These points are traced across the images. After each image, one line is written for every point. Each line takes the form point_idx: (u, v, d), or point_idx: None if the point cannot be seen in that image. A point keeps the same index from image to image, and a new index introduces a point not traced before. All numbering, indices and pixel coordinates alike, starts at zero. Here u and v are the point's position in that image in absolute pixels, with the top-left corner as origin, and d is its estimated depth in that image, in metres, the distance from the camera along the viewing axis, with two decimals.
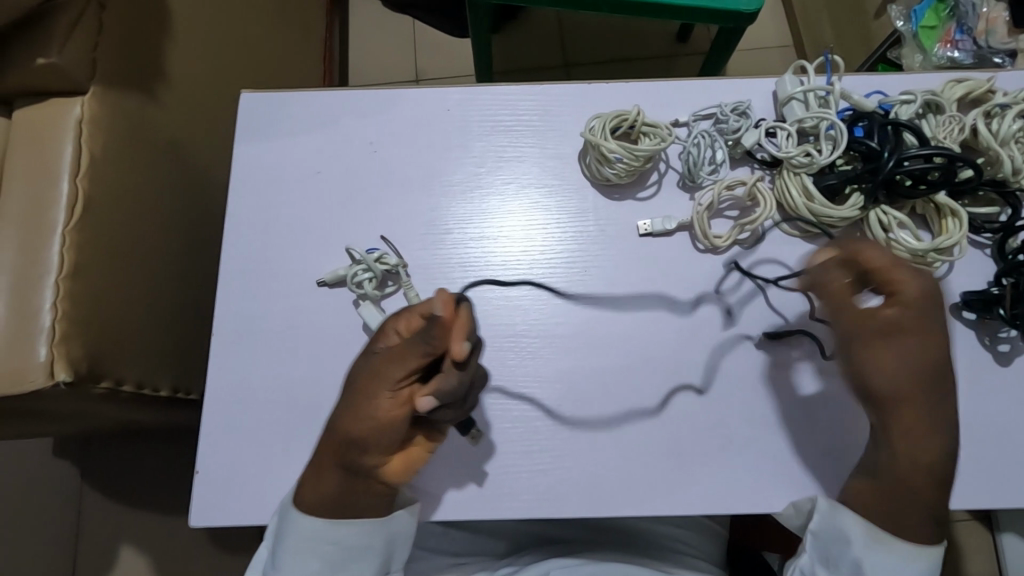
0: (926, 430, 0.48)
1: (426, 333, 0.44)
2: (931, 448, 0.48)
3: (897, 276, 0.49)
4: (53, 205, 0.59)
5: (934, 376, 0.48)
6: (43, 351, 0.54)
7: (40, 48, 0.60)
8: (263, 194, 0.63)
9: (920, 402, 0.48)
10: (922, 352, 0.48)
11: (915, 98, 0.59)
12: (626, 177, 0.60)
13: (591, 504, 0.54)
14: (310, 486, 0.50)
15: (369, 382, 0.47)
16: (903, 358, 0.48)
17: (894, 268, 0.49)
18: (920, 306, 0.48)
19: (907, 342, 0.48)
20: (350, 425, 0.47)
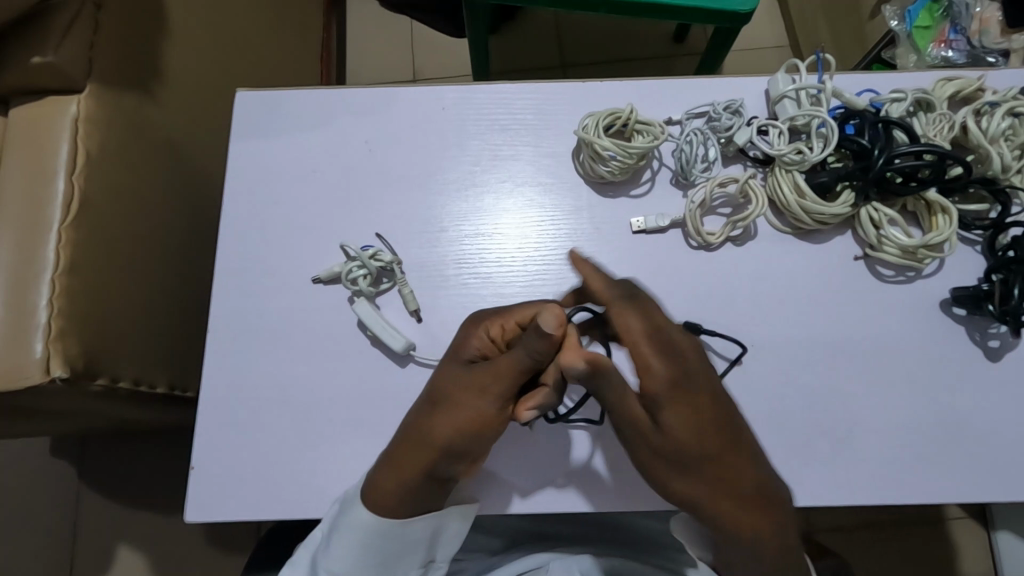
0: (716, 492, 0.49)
1: (532, 344, 0.47)
2: (739, 508, 0.49)
3: (659, 350, 0.49)
4: (50, 203, 0.59)
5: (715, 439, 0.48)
6: (39, 348, 0.55)
7: (36, 46, 0.60)
8: (259, 192, 0.63)
9: (720, 467, 0.49)
10: (695, 427, 0.48)
11: (904, 97, 0.60)
12: (619, 174, 0.61)
13: (585, 499, 0.55)
14: (384, 495, 0.50)
15: (469, 395, 0.49)
16: (693, 432, 0.48)
17: (647, 338, 0.49)
18: (677, 379, 0.48)
19: (671, 417, 0.48)
20: (449, 429, 0.49)
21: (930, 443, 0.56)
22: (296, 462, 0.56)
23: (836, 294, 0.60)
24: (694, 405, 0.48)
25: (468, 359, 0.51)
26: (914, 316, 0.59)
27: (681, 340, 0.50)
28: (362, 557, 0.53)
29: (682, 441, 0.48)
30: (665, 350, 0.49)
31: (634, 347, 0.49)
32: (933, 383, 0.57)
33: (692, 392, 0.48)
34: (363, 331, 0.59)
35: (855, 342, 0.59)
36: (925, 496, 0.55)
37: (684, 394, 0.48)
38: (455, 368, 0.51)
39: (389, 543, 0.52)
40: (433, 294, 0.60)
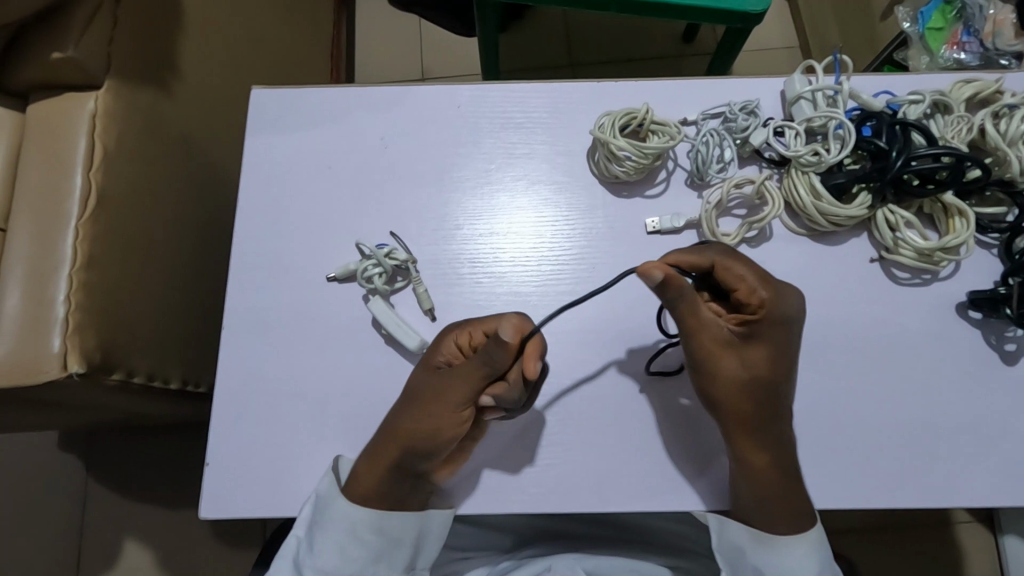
0: (777, 426, 0.52)
1: (492, 353, 0.49)
2: (784, 444, 0.52)
3: (772, 292, 0.51)
4: (67, 198, 0.59)
5: (788, 374, 0.52)
6: (57, 342, 0.55)
7: (56, 41, 0.60)
8: (274, 188, 0.63)
9: (783, 405, 0.52)
10: (784, 362, 0.52)
11: (923, 98, 0.60)
12: (635, 174, 0.61)
13: (598, 498, 0.55)
14: (363, 483, 0.53)
15: (428, 401, 0.51)
16: (780, 365, 0.52)
17: (767, 281, 0.51)
18: (785, 319, 0.51)
19: (762, 352, 0.51)
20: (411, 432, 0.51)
21: (944, 446, 0.56)
22: (310, 458, 0.56)
23: (851, 296, 0.60)
24: (790, 345, 0.52)
25: (435, 364, 0.53)
26: (929, 319, 0.59)
27: (788, 288, 0.52)
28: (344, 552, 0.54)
29: (779, 371, 0.52)
30: (789, 296, 0.52)
31: (751, 287, 0.51)
32: (948, 386, 0.57)
33: (790, 334, 0.52)
34: (377, 329, 0.59)
35: (869, 344, 0.58)
36: (938, 498, 0.55)
37: (786, 334, 0.52)
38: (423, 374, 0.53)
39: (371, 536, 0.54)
40: (448, 291, 0.60)
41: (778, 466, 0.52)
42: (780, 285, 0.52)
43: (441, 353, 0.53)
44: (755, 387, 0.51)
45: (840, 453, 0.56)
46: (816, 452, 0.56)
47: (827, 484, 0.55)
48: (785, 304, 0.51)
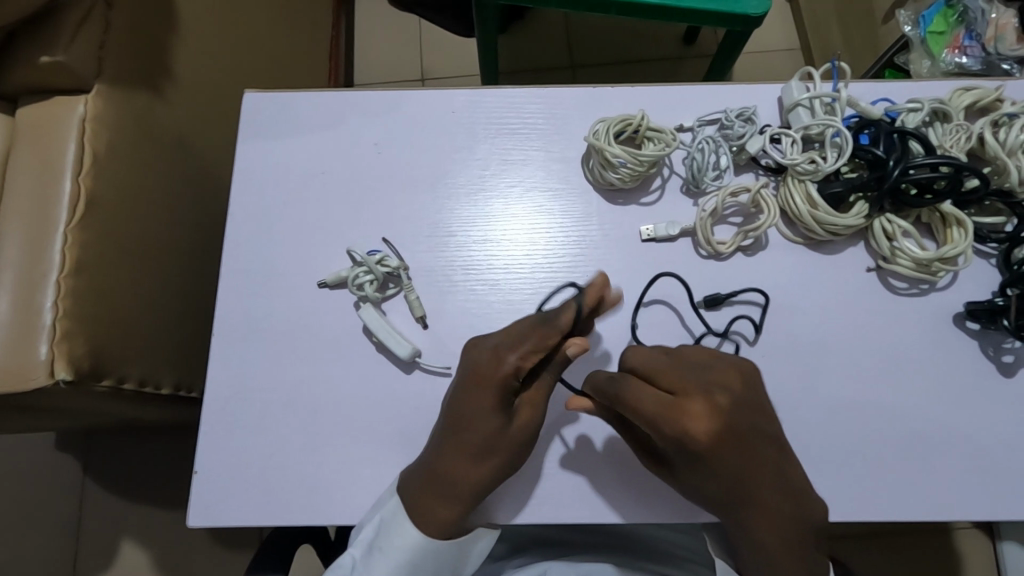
0: (783, 509, 0.49)
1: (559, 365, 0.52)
2: (796, 523, 0.49)
3: (675, 422, 0.47)
4: (57, 203, 0.59)
5: (758, 468, 0.49)
6: (44, 350, 0.54)
7: (45, 45, 0.60)
8: (267, 194, 0.63)
9: (770, 493, 0.49)
10: (738, 471, 0.49)
11: (921, 106, 0.59)
12: (629, 181, 0.60)
13: (591, 509, 0.54)
14: (431, 522, 0.52)
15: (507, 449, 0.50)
16: (737, 474, 0.49)
17: (670, 408, 0.48)
18: (704, 444, 0.48)
19: (711, 471, 0.49)
20: (450, 478, 0.50)
21: (941, 456, 0.55)
22: (300, 466, 0.56)
23: (848, 306, 0.59)
24: (739, 449, 0.48)
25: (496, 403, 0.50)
26: (927, 329, 0.59)
27: (706, 403, 0.48)
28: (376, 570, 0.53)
29: (740, 479, 0.49)
30: (712, 409, 0.48)
31: (649, 420, 0.48)
32: (946, 397, 0.57)
33: (735, 443, 0.48)
34: (368, 337, 0.59)
35: (866, 354, 0.58)
36: (936, 511, 0.54)
37: (734, 448, 0.48)
38: (492, 415, 0.50)
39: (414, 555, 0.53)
40: (440, 299, 0.60)
41: (788, 549, 0.49)
42: (692, 402, 0.48)
43: (497, 388, 0.50)
44: (713, 493, 0.50)
45: (836, 465, 0.55)
46: (811, 463, 0.55)
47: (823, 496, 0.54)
48: (694, 432, 0.47)
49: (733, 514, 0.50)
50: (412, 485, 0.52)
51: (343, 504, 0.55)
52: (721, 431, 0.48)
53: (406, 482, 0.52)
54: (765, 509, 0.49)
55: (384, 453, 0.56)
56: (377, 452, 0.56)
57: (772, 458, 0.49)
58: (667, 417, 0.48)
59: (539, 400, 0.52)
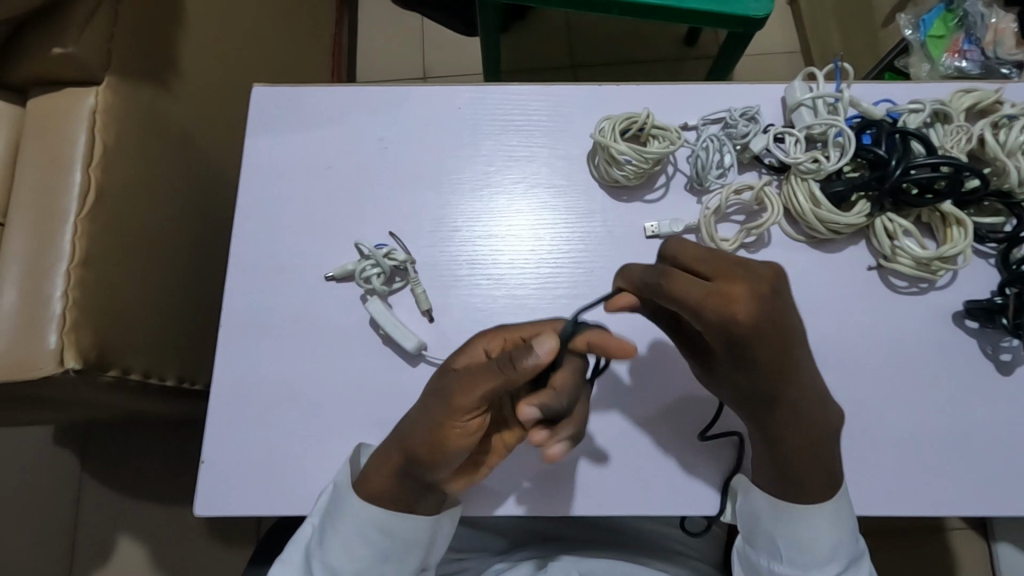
0: (810, 382, 0.49)
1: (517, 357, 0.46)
2: (814, 387, 0.49)
3: (719, 312, 0.44)
4: (65, 193, 0.59)
5: (794, 363, 0.47)
6: (53, 339, 0.55)
7: (55, 37, 0.60)
8: (273, 187, 0.63)
9: (790, 412, 0.49)
10: (776, 361, 0.46)
11: (923, 107, 0.60)
12: (634, 178, 0.61)
13: (594, 501, 0.55)
14: (380, 484, 0.51)
15: (439, 414, 0.47)
16: (772, 362, 0.46)
17: (712, 300, 0.44)
18: (751, 328, 0.44)
19: (762, 353, 0.46)
20: (410, 440, 0.48)
21: (942, 453, 0.56)
22: (306, 457, 0.56)
23: (850, 305, 0.60)
24: (779, 335, 0.45)
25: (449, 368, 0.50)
26: (927, 328, 0.59)
27: (748, 286, 0.44)
28: (356, 549, 0.52)
29: (771, 383, 0.48)
30: (752, 293, 0.44)
31: (688, 309, 0.45)
32: (946, 395, 0.57)
33: (781, 329, 0.45)
34: (375, 329, 0.59)
35: (867, 352, 0.59)
36: (936, 507, 0.55)
37: (776, 335, 0.45)
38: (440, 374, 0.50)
39: (388, 541, 0.52)
40: (445, 293, 0.60)
41: (811, 453, 0.50)
42: (733, 284, 0.44)
43: (466, 356, 0.50)
44: (748, 381, 0.48)
45: None
46: None
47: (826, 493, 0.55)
48: (736, 318, 0.44)
49: (761, 412, 0.50)
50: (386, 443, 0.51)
51: None
52: (772, 306, 0.44)
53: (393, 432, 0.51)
54: (788, 439, 0.50)
55: None
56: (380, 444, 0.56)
57: (802, 339, 0.47)
58: (708, 304, 0.44)
59: (477, 386, 0.46)
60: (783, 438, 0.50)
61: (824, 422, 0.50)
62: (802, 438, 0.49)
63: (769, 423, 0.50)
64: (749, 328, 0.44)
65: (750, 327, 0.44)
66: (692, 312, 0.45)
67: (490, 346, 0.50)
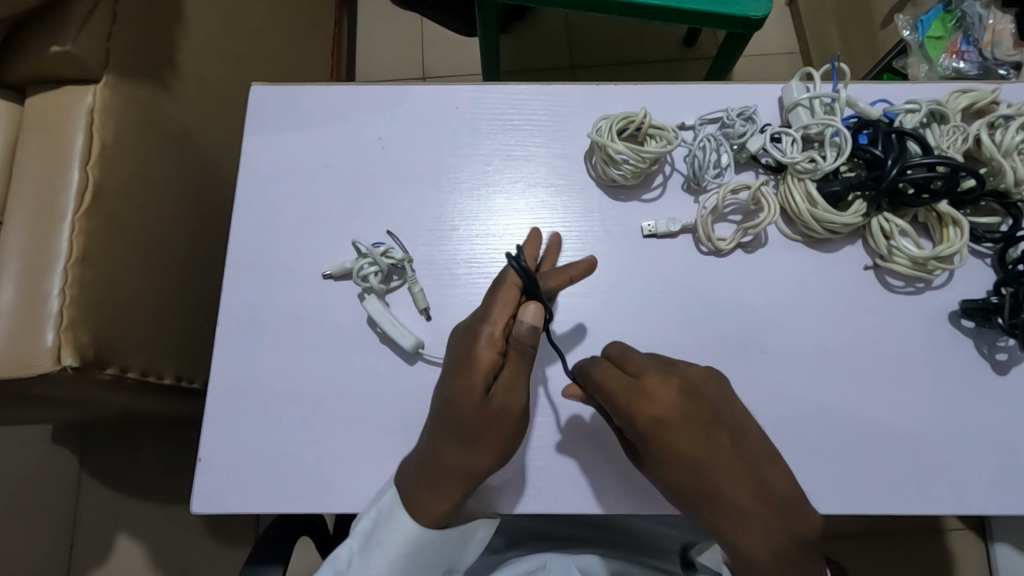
0: (755, 483, 0.46)
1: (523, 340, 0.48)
2: (777, 480, 0.47)
3: (629, 401, 0.48)
4: (64, 192, 0.59)
5: (733, 467, 0.46)
6: (50, 337, 0.55)
7: (53, 34, 0.60)
8: (271, 186, 0.63)
9: (734, 523, 0.46)
10: (703, 458, 0.46)
11: (919, 107, 0.60)
12: (631, 178, 0.61)
13: (590, 499, 0.55)
14: (429, 513, 0.51)
15: (497, 425, 0.48)
16: (700, 455, 0.46)
17: (625, 386, 0.48)
18: (658, 415, 0.47)
19: (682, 444, 0.47)
20: (468, 463, 0.49)
21: (938, 452, 0.56)
22: (303, 456, 0.56)
23: (846, 304, 0.60)
24: (695, 425, 0.47)
25: (478, 388, 0.48)
26: (924, 327, 0.59)
27: (661, 380, 0.48)
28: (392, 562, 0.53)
29: (706, 489, 0.46)
30: (675, 387, 0.48)
31: (607, 397, 0.49)
32: (942, 394, 0.58)
33: (699, 420, 0.47)
34: (372, 328, 0.59)
35: (863, 352, 0.59)
36: (932, 506, 0.55)
37: (701, 424, 0.47)
38: (471, 399, 0.48)
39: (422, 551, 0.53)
40: (443, 292, 0.60)
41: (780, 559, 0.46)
42: (648, 379, 0.48)
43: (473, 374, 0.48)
44: (679, 483, 0.47)
45: (832, 460, 0.56)
46: (808, 458, 0.56)
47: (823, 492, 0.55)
48: (645, 406, 0.47)
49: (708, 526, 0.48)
50: (417, 471, 0.51)
51: (345, 493, 0.55)
52: (688, 396, 0.48)
53: (427, 462, 0.50)
54: (753, 551, 0.46)
55: (385, 444, 0.56)
56: (376, 442, 0.56)
57: (747, 443, 0.48)
58: (619, 392, 0.48)
59: (517, 382, 0.49)
60: (743, 547, 0.46)
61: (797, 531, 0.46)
62: (759, 543, 0.46)
63: (722, 532, 0.47)
64: (662, 414, 0.47)
65: (662, 414, 0.47)
66: (606, 400, 0.49)
67: (495, 337, 0.48)
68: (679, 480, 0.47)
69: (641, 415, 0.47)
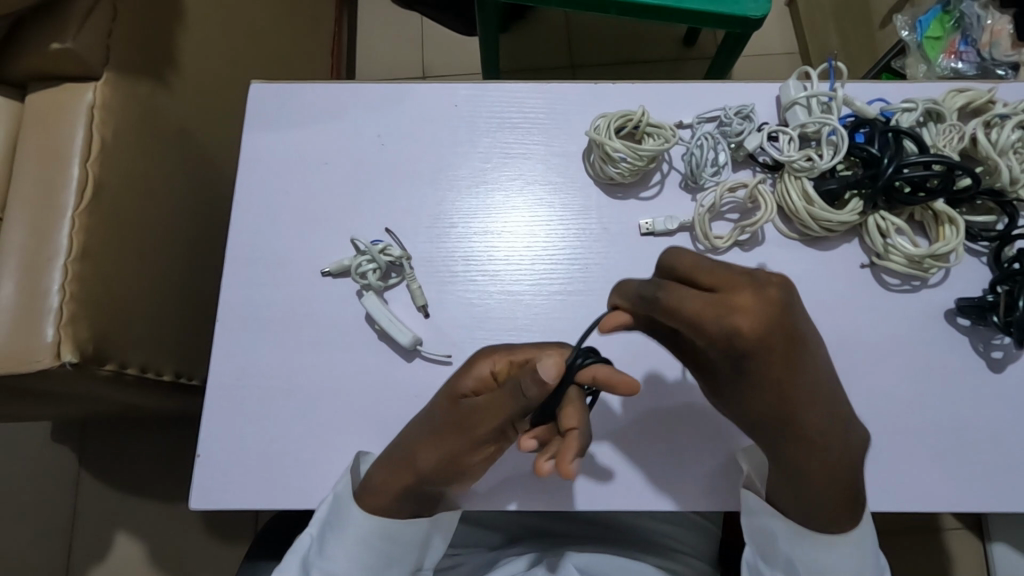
0: (824, 395, 0.46)
1: (524, 389, 0.45)
2: (834, 405, 0.47)
3: (721, 323, 0.41)
4: (63, 187, 0.60)
5: (809, 382, 0.45)
6: (51, 333, 0.55)
7: (54, 32, 0.61)
8: (270, 183, 0.64)
9: (806, 435, 0.47)
10: (786, 375, 0.44)
11: (915, 106, 0.60)
12: (629, 176, 0.61)
13: (586, 495, 0.55)
14: (380, 498, 0.52)
15: (458, 437, 0.48)
16: (784, 370, 0.44)
17: (712, 309, 0.41)
18: (756, 332, 0.41)
19: (775, 359, 0.43)
20: (424, 461, 0.50)
21: (932, 449, 0.56)
22: (301, 452, 0.56)
23: (842, 303, 0.60)
24: (786, 343, 0.43)
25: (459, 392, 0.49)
26: (919, 325, 0.60)
27: (753, 295, 0.42)
28: (357, 554, 0.54)
29: (778, 406, 0.46)
30: (765, 301, 0.42)
31: (692, 323, 0.42)
32: (937, 392, 0.58)
33: (788, 337, 0.43)
34: (370, 325, 0.59)
35: (859, 350, 0.59)
36: (926, 502, 0.55)
37: (789, 341, 0.43)
38: (449, 399, 0.49)
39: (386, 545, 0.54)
40: (441, 290, 0.60)
41: (829, 476, 0.48)
42: (738, 292, 0.42)
43: (471, 378, 0.49)
44: (760, 397, 0.45)
45: None
46: None
47: None
48: (742, 327, 0.41)
49: (763, 437, 0.49)
50: (388, 452, 0.52)
51: None
52: (780, 305, 0.42)
53: (396, 450, 0.52)
54: (809, 458, 0.48)
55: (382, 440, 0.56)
56: (374, 438, 0.57)
57: (817, 359, 0.45)
58: (708, 313, 0.41)
59: (490, 416, 0.47)
60: (799, 458, 0.48)
61: (845, 448, 0.48)
62: (818, 458, 0.47)
63: (792, 439, 0.47)
64: (758, 332, 0.41)
65: (757, 331, 0.41)
66: (690, 323, 0.42)
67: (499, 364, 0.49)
68: (762, 394, 0.45)
69: (735, 335, 0.41)
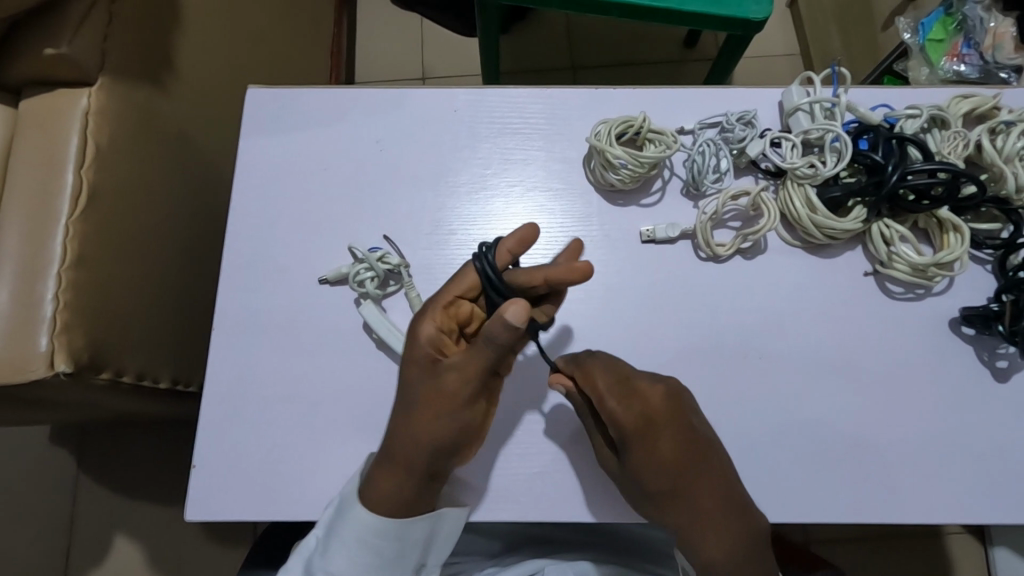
0: (720, 487, 0.50)
1: (496, 338, 0.45)
2: (732, 489, 0.50)
3: (621, 400, 0.50)
4: (58, 193, 0.59)
5: (704, 467, 0.50)
6: (44, 342, 0.54)
7: (49, 37, 0.60)
8: (267, 189, 0.63)
9: (697, 521, 0.49)
10: (682, 455, 0.50)
11: (920, 113, 0.60)
12: (630, 182, 0.60)
13: (587, 506, 0.55)
14: (386, 494, 0.51)
15: (443, 406, 0.49)
16: (678, 453, 0.49)
17: (617, 387, 0.50)
18: (646, 411, 0.50)
19: (667, 442, 0.50)
20: (418, 444, 0.49)
21: (935, 459, 0.56)
22: (298, 461, 0.56)
23: (845, 310, 0.60)
24: (681, 427, 0.50)
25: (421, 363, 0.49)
26: (923, 333, 0.59)
27: (649, 384, 0.51)
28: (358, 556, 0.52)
29: (670, 488, 0.50)
30: (661, 392, 0.51)
31: (598, 395, 0.50)
32: (941, 402, 0.57)
33: (680, 423, 0.50)
34: (368, 332, 0.59)
35: (862, 358, 0.58)
36: (930, 513, 0.55)
37: (682, 426, 0.50)
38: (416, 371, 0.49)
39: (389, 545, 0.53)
40: None
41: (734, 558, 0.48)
42: (638, 381, 0.51)
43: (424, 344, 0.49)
44: (656, 481, 0.49)
45: (830, 466, 0.55)
46: (805, 464, 0.55)
47: (821, 498, 0.54)
48: (633, 406, 0.50)
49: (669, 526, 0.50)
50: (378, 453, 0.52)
51: None
52: (672, 396, 0.51)
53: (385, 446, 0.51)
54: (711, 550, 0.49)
55: None
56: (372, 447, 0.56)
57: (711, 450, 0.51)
58: (610, 393, 0.50)
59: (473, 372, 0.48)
60: (700, 551, 0.49)
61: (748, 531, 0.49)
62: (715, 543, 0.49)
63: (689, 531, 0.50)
64: (650, 411, 0.50)
65: (649, 410, 0.50)
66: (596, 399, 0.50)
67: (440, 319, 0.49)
68: (657, 479, 0.49)
69: (628, 411, 0.50)
